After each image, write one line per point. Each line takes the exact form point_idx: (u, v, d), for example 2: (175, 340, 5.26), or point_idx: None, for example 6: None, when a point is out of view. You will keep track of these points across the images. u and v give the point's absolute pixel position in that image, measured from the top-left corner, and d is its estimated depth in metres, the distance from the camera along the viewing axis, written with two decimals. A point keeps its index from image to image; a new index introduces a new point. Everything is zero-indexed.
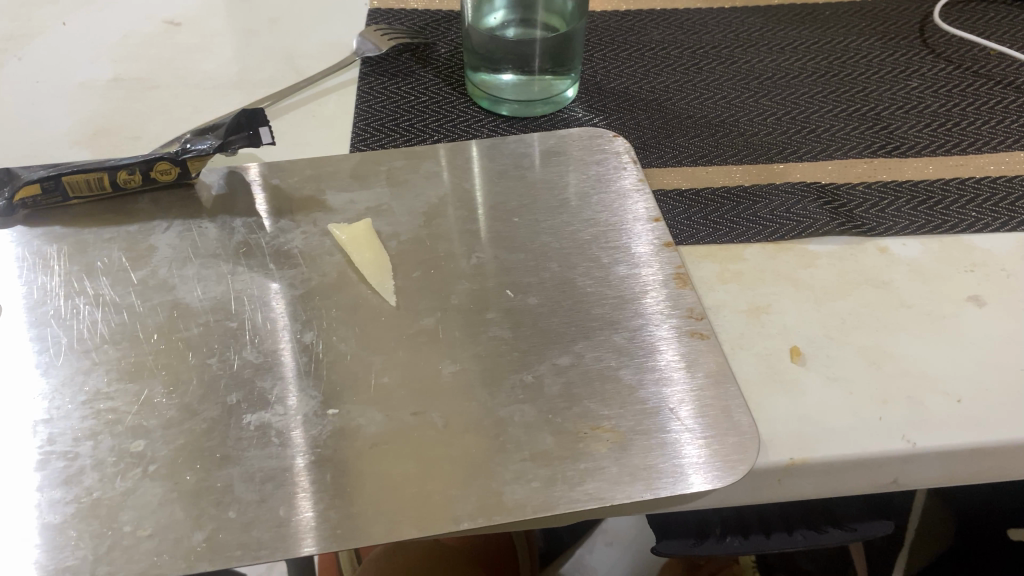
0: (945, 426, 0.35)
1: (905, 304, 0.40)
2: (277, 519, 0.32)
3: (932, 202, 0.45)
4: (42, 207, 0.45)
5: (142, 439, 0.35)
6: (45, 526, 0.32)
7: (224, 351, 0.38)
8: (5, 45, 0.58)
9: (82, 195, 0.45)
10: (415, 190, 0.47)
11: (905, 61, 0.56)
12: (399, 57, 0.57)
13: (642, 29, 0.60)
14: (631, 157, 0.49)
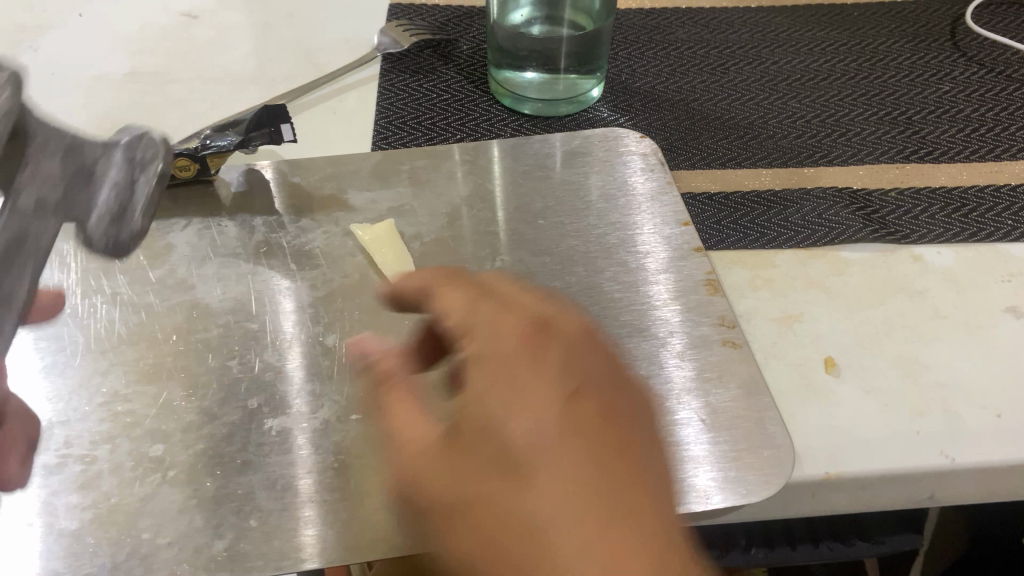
0: (984, 441, 0.34)
1: (940, 314, 0.39)
2: (299, 528, 0.31)
3: (966, 209, 0.44)
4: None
5: (161, 444, 0.34)
6: (61, 532, 0.31)
7: (244, 353, 0.37)
8: (19, 36, 0.58)
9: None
10: (437, 190, 0.46)
11: (936, 64, 0.55)
12: (420, 54, 0.56)
13: (667, 28, 0.59)
14: (658, 158, 0.48)
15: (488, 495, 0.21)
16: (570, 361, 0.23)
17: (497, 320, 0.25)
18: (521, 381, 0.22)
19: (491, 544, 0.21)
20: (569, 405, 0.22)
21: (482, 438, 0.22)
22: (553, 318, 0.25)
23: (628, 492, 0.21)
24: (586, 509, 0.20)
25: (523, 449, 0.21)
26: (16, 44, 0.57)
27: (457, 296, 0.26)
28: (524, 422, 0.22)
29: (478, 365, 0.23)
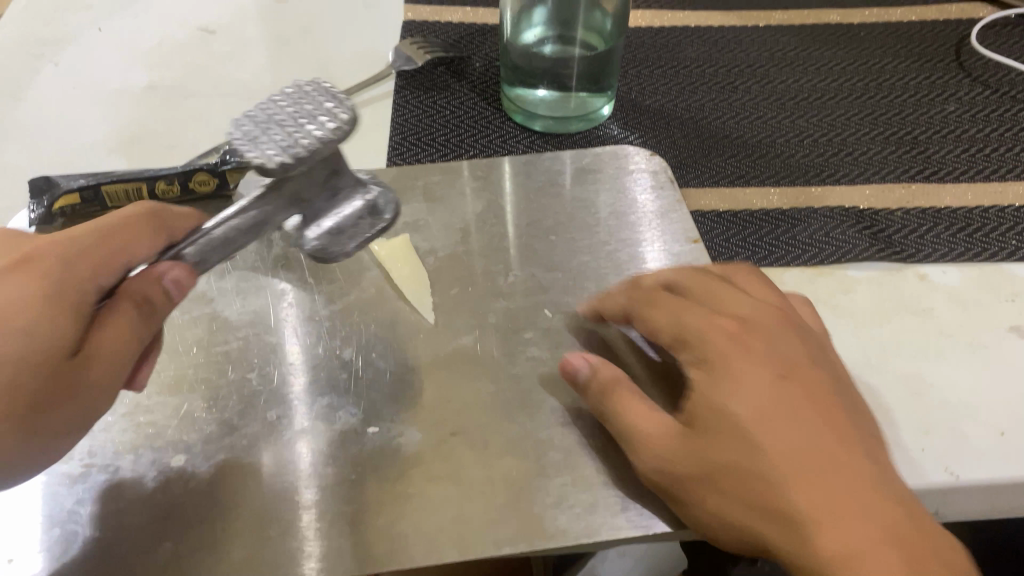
0: (988, 459, 0.35)
1: (945, 332, 0.40)
2: (318, 538, 0.32)
3: (970, 229, 0.45)
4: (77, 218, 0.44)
5: (182, 454, 0.35)
6: (87, 540, 0.32)
7: (263, 365, 0.38)
8: (40, 50, 0.59)
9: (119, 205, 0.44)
10: (450, 206, 0.47)
11: (942, 84, 0.56)
12: (433, 71, 0.57)
13: (677, 46, 0.60)
14: (668, 176, 0.49)
15: (754, 479, 0.29)
16: (815, 407, 0.30)
17: (752, 372, 0.31)
18: (810, 426, 0.29)
19: (761, 507, 0.28)
20: (823, 441, 0.29)
21: (735, 447, 0.29)
22: (814, 373, 0.32)
23: (884, 506, 0.28)
24: (853, 521, 0.27)
25: (790, 468, 0.28)
26: (37, 58, 0.58)
27: (708, 345, 0.32)
28: (782, 442, 0.29)
29: (742, 401, 0.30)
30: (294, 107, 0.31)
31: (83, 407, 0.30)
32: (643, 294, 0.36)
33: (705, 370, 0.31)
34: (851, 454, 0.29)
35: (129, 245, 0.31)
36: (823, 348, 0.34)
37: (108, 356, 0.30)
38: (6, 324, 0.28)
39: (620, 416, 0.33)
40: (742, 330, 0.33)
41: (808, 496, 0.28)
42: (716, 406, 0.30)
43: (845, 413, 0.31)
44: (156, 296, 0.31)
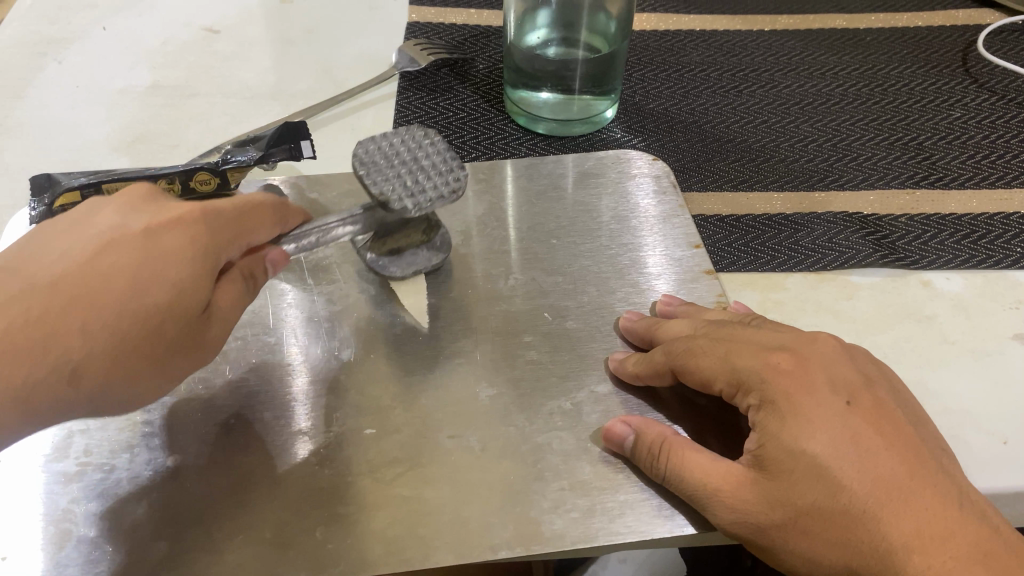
0: (990, 468, 0.34)
1: (948, 340, 0.40)
2: (313, 541, 0.31)
3: (975, 236, 0.45)
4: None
5: (178, 454, 0.34)
6: (82, 539, 0.32)
7: (261, 366, 0.38)
8: (44, 49, 0.59)
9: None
10: (451, 208, 0.47)
11: (948, 90, 0.55)
12: (437, 72, 0.57)
13: (682, 49, 0.60)
14: (671, 180, 0.48)
15: (840, 517, 0.28)
16: (885, 434, 0.29)
17: (821, 406, 0.29)
18: (884, 456, 0.29)
19: (852, 546, 0.27)
20: (901, 469, 0.28)
21: (818, 488, 0.28)
22: (873, 395, 0.31)
23: (973, 530, 0.28)
24: (948, 549, 0.27)
25: (875, 501, 0.28)
26: (41, 56, 0.58)
27: (770, 383, 0.30)
28: (861, 477, 0.28)
29: (818, 439, 0.28)
30: (415, 152, 0.36)
31: (199, 359, 0.31)
32: (683, 346, 0.34)
33: (771, 408, 0.30)
34: (928, 478, 0.29)
35: (258, 228, 0.33)
36: (876, 366, 0.33)
37: (224, 317, 0.32)
38: (163, 275, 0.29)
39: (682, 471, 0.31)
40: (797, 360, 0.31)
41: (904, 529, 0.27)
42: (792, 447, 0.29)
43: (911, 437, 0.30)
44: (261, 271, 0.34)
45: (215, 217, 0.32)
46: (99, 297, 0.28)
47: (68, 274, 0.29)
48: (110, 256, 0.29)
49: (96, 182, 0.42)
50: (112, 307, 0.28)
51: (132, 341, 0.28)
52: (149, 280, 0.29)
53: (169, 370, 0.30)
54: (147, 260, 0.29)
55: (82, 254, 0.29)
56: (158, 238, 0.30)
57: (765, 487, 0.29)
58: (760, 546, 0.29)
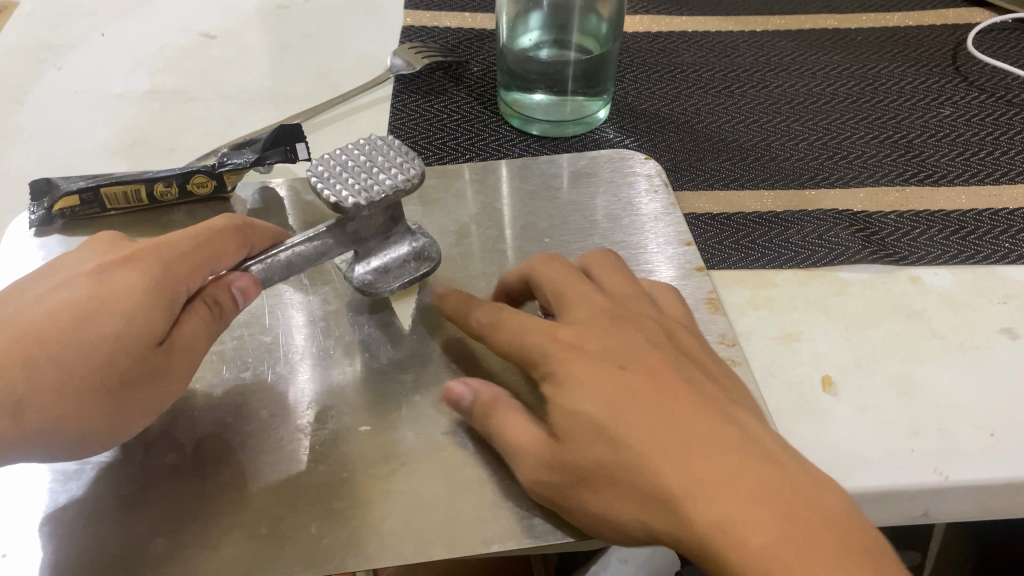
0: (976, 460, 0.35)
1: (936, 334, 0.40)
2: (308, 536, 0.32)
3: (964, 232, 0.45)
4: (80, 219, 0.44)
5: (176, 452, 0.35)
6: (81, 536, 0.32)
7: (257, 365, 0.39)
8: (44, 55, 0.59)
9: (121, 207, 0.44)
10: (446, 209, 0.47)
11: (937, 88, 0.56)
12: (431, 75, 0.57)
13: (673, 51, 0.60)
14: (663, 180, 0.49)
15: (619, 475, 0.29)
16: (660, 391, 0.30)
17: (595, 371, 0.31)
18: (661, 411, 0.30)
19: (631, 500, 0.28)
20: (678, 421, 0.29)
21: (593, 446, 0.29)
22: (651, 356, 0.32)
23: (755, 469, 0.27)
24: (727, 489, 0.27)
25: (644, 454, 0.28)
26: (41, 63, 0.59)
27: (549, 351, 0.32)
28: (634, 432, 0.29)
29: (590, 402, 0.30)
30: (370, 156, 0.35)
31: (162, 392, 0.32)
32: (532, 267, 0.37)
33: (553, 376, 0.32)
34: (710, 427, 0.29)
35: (217, 255, 0.33)
36: (662, 329, 0.34)
37: (186, 350, 0.32)
38: (107, 312, 0.30)
39: (498, 432, 0.32)
40: (578, 328, 0.33)
41: (673, 474, 0.28)
42: (567, 411, 0.30)
43: (697, 393, 0.31)
44: (228, 299, 0.33)
45: (171, 252, 0.32)
46: (48, 337, 0.30)
47: (30, 317, 0.30)
48: (62, 299, 0.31)
49: (95, 186, 0.43)
50: (56, 346, 0.29)
51: (76, 377, 0.29)
52: (93, 318, 0.30)
53: (129, 404, 0.31)
54: (93, 299, 0.30)
55: (42, 302, 0.31)
56: (107, 279, 0.31)
57: (553, 449, 0.30)
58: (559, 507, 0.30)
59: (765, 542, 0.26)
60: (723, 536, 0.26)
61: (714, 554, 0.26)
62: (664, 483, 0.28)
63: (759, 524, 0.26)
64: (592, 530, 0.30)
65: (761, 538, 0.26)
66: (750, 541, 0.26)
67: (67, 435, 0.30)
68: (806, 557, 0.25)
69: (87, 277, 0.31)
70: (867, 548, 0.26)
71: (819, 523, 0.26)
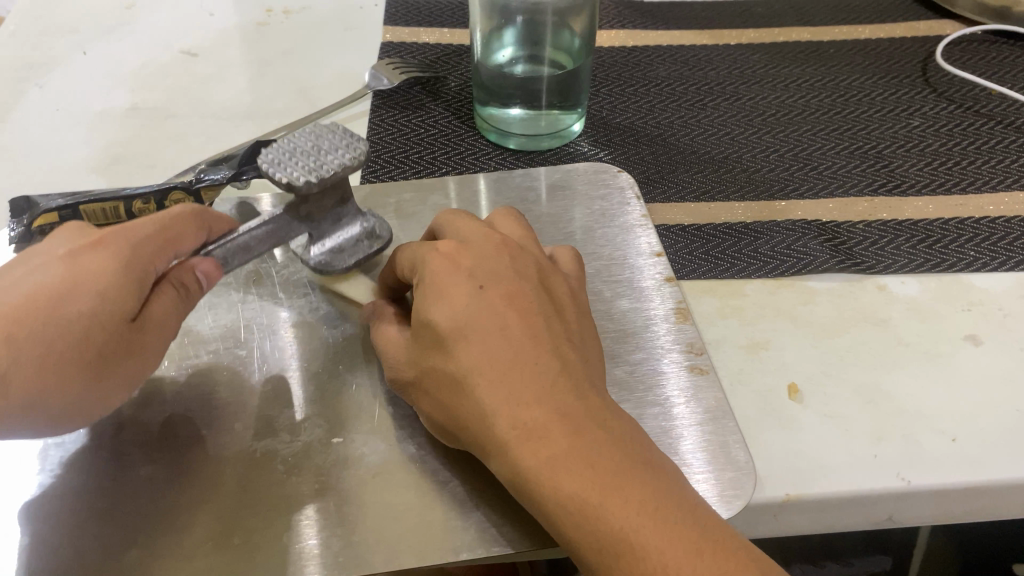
0: (939, 465, 0.35)
1: (902, 342, 0.41)
2: (281, 546, 0.32)
3: (931, 241, 0.46)
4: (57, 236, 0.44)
5: (151, 465, 0.35)
6: (56, 548, 0.32)
7: (233, 379, 0.39)
8: (26, 74, 0.60)
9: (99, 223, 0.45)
10: (422, 222, 0.48)
11: (906, 100, 0.57)
12: (410, 91, 0.58)
13: (648, 64, 0.61)
14: (636, 192, 0.50)
15: (447, 381, 0.31)
16: (508, 315, 0.32)
17: (455, 284, 0.32)
18: (502, 331, 0.31)
19: (450, 404, 0.31)
20: (514, 347, 0.31)
21: (436, 355, 0.31)
22: (513, 284, 0.33)
23: (568, 405, 0.29)
24: (532, 416, 0.29)
25: (475, 368, 0.30)
26: (22, 81, 0.59)
27: (423, 262, 0.34)
28: (472, 347, 0.31)
29: (441, 311, 0.32)
30: (314, 141, 0.36)
31: (136, 370, 0.32)
32: (442, 217, 0.38)
33: (422, 290, 0.33)
34: (537, 354, 0.31)
35: (182, 239, 0.34)
36: (543, 267, 0.35)
37: (158, 328, 0.33)
38: (80, 291, 0.31)
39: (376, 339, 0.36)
40: (453, 247, 0.34)
41: (493, 393, 0.30)
42: (423, 317, 0.32)
43: (541, 324, 0.32)
44: (194, 282, 0.34)
45: (137, 236, 0.33)
46: (24, 317, 0.30)
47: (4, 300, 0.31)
48: (36, 284, 0.31)
49: (73, 204, 0.43)
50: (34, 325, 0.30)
51: (56, 352, 0.30)
52: (68, 297, 0.31)
53: (110, 380, 0.31)
54: (66, 282, 0.31)
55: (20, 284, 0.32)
56: (78, 262, 0.32)
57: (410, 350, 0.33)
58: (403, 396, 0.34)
59: (556, 465, 0.28)
60: (517, 451, 0.29)
61: (512, 466, 0.29)
62: (484, 400, 0.30)
63: (539, 450, 0.28)
64: (428, 422, 0.33)
65: (552, 462, 0.28)
66: (539, 454, 0.28)
67: (58, 405, 0.30)
68: (592, 489, 0.27)
69: (60, 262, 0.32)
70: (653, 489, 0.28)
71: (613, 462, 0.28)
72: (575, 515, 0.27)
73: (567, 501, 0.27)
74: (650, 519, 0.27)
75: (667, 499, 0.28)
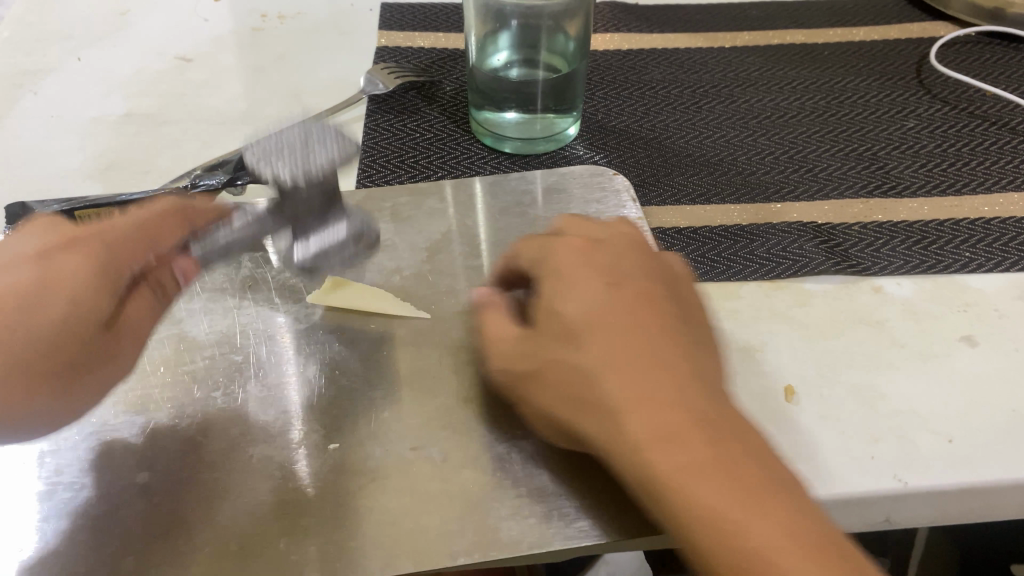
0: (935, 466, 0.35)
1: (898, 343, 0.41)
2: (277, 552, 0.32)
3: (926, 242, 0.46)
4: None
5: (147, 471, 0.35)
6: (51, 556, 0.32)
7: (228, 384, 0.39)
8: (21, 80, 0.60)
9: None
10: (418, 226, 0.48)
11: (901, 101, 0.57)
12: (405, 94, 0.58)
13: (643, 67, 0.61)
14: (631, 196, 0.50)
15: (574, 372, 0.31)
16: (644, 313, 0.31)
17: (586, 279, 0.32)
18: (640, 325, 0.31)
19: (578, 395, 0.30)
20: (673, 348, 0.30)
21: (560, 347, 0.31)
22: (645, 286, 0.33)
23: (705, 409, 0.29)
24: (662, 412, 0.28)
25: (607, 360, 0.30)
26: (17, 88, 0.59)
27: (553, 257, 0.34)
28: (602, 342, 0.30)
29: (573, 303, 0.32)
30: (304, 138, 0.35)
31: (111, 374, 0.34)
32: (564, 218, 0.39)
33: (551, 280, 0.33)
34: (673, 351, 0.30)
35: (160, 237, 0.35)
36: (667, 272, 0.35)
37: (133, 329, 0.35)
38: (55, 293, 0.31)
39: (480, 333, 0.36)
40: (589, 248, 0.35)
41: (622, 385, 0.29)
42: (549, 306, 0.32)
43: (677, 327, 0.32)
44: (170, 280, 0.36)
45: (114, 238, 0.34)
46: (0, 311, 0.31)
47: None
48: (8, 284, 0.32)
49: (70, 209, 0.43)
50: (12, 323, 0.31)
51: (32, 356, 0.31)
52: (44, 296, 0.31)
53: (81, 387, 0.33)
54: (30, 285, 0.31)
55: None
56: (52, 261, 0.32)
57: (530, 342, 0.33)
58: (519, 392, 0.33)
59: (689, 468, 0.27)
60: (651, 448, 0.28)
61: (640, 463, 0.28)
62: (614, 392, 0.29)
63: (676, 448, 0.28)
64: (544, 417, 0.32)
65: (685, 465, 0.27)
66: (673, 456, 0.28)
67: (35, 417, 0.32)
68: (736, 499, 0.27)
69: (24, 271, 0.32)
70: (792, 505, 0.27)
71: (750, 470, 0.27)
72: (710, 525, 0.26)
73: (709, 508, 0.26)
74: (790, 538, 0.26)
75: (807, 518, 0.27)
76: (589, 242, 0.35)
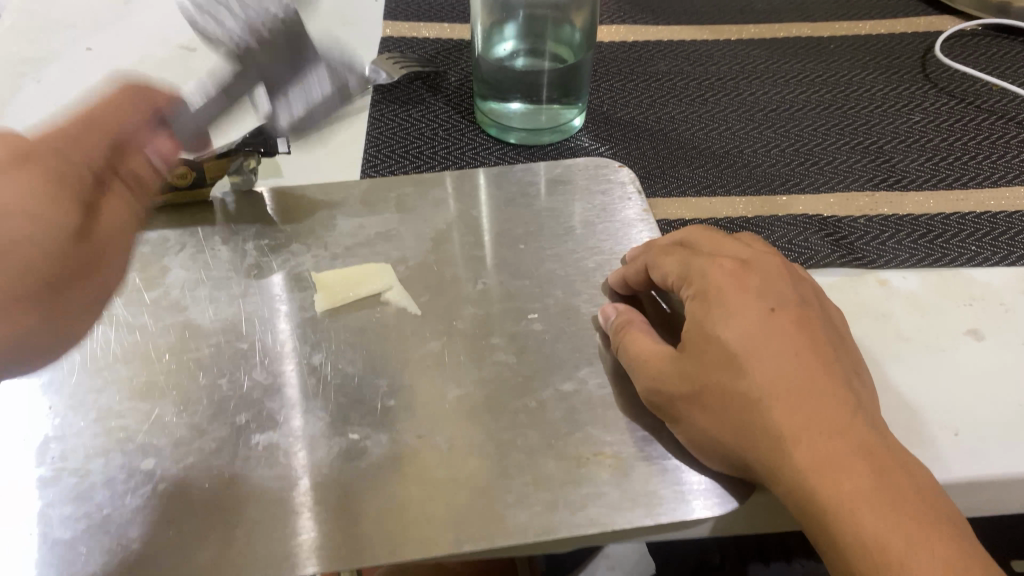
0: (941, 458, 0.35)
1: (903, 335, 0.41)
2: (286, 537, 0.32)
3: (932, 236, 0.46)
4: None
5: (152, 458, 0.35)
6: (56, 541, 0.32)
7: (232, 371, 0.39)
8: (24, 69, 0.60)
9: None
10: (423, 216, 0.48)
11: (907, 96, 0.57)
12: (410, 85, 0.58)
13: (649, 60, 0.61)
14: (636, 187, 0.50)
15: (735, 398, 0.32)
16: (800, 340, 0.33)
17: (744, 305, 0.34)
18: (790, 354, 0.33)
19: (735, 420, 0.32)
20: (806, 372, 0.32)
21: (723, 370, 0.33)
22: (800, 311, 0.35)
23: (860, 430, 0.31)
24: (832, 443, 0.30)
25: (768, 388, 0.32)
26: (19, 76, 0.59)
27: (705, 278, 0.36)
28: (766, 366, 0.32)
29: (732, 330, 0.33)
30: None
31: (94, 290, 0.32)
32: (682, 236, 0.41)
33: (706, 302, 0.35)
34: (831, 382, 0.32)
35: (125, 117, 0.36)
36: (818, 298, 0.37)
37: (111, 230, 0.33)
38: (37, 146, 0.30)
39: (626, 346, 0.37)
40: (739, 270, 0.36)
41: (792, 416, 0.31)
42: (709, 331, 0.34)
43: (829, 350, 0.34)
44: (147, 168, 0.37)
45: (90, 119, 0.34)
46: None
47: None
48: None
49: None
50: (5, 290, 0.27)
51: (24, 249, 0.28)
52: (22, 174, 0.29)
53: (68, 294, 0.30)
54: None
55: None
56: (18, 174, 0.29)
57: (677, 362, 0.35)
58: (666, 412, 0.35)
59: (856, 497, 0.29)
60: (815, 478, 0.30)
61: (803, 492, 0.30)
62: (779, 421, 0.31)
63: (848, 480, 0.30)
64: (693, 441, 0.34)
65: (852, 493, 0.29)
66: (840, 484, 0.30)
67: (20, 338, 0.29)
68: (877, 514, 0.29)
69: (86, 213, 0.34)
70: (946, 531, 0.29)
71: (918, 494, 0.30)
72: (857, 538, 0.29)
73: (865, 538, 0.29)
74: (938, 544, 0.28)
75: (942, 524, 0.29)
76: (712, 265, 0.36)
